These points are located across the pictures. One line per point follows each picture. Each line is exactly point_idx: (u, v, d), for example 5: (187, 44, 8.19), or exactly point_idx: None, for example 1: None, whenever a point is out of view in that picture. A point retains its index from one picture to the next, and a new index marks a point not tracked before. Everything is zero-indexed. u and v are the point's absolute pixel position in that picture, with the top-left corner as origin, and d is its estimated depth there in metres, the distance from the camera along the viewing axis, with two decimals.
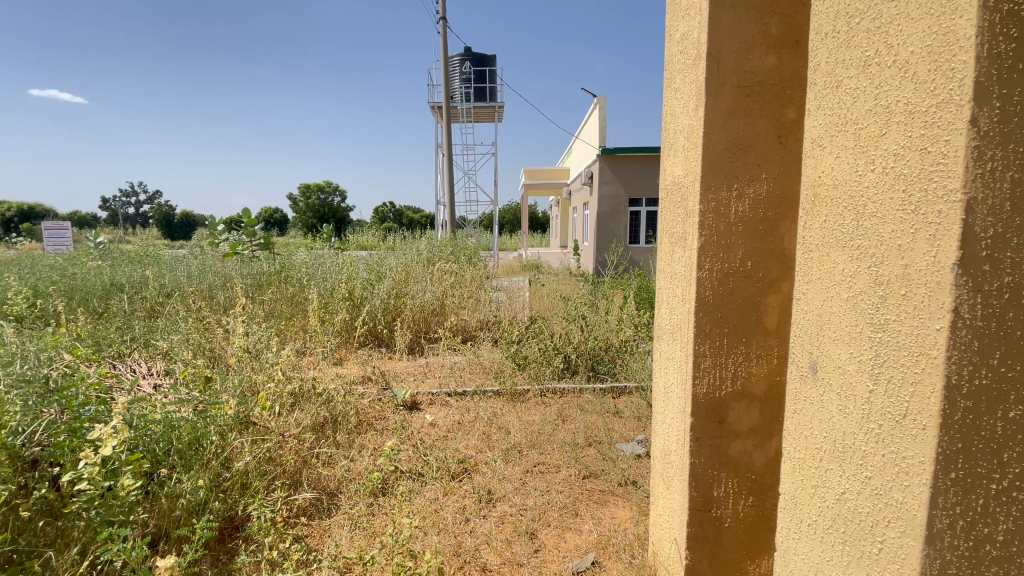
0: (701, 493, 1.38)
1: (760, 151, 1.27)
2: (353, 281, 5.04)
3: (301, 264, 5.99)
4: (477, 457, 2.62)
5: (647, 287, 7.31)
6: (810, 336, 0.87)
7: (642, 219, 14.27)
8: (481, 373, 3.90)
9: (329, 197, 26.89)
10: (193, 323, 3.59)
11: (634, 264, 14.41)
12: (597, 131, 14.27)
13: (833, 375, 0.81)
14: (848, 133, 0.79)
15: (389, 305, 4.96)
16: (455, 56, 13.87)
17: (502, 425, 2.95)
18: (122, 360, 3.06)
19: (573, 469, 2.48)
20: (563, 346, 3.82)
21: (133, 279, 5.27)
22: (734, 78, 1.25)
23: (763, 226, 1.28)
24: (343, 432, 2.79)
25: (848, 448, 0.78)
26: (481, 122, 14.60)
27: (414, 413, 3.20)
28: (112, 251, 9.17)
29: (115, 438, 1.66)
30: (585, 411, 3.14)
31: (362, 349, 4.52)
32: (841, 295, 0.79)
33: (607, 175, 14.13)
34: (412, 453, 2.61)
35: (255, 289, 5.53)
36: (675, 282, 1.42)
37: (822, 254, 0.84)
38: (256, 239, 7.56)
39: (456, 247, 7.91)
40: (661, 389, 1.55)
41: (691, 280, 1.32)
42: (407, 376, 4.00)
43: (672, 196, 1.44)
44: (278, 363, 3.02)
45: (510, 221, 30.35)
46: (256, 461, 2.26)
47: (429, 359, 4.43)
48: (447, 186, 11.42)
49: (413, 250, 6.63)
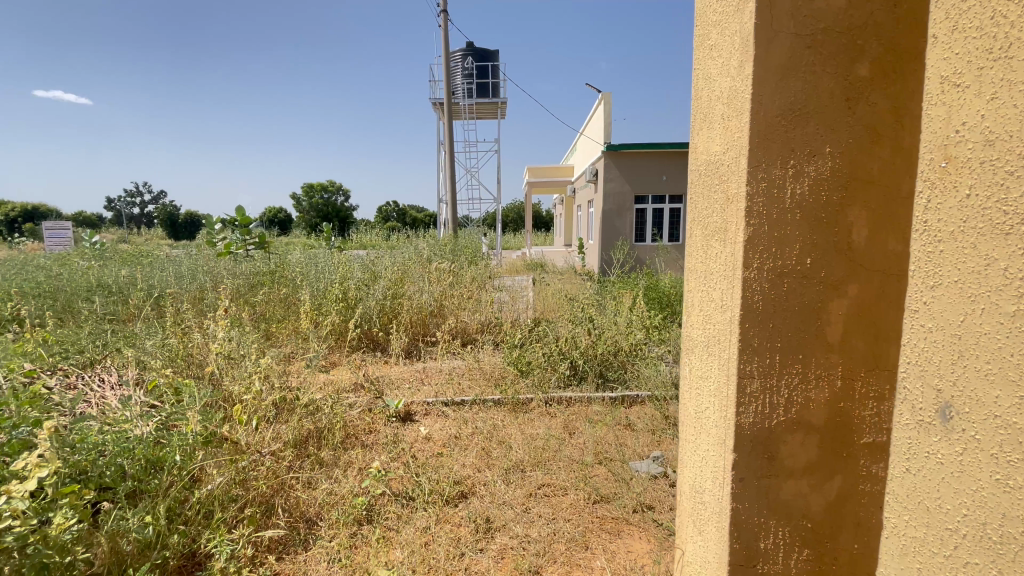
0: (744, 546, 1.11)
1: (824, 118, 0.99)
2: (347, 281, 4.80)
3: (297, 264, 5.80)
4: (475, 477, 2.35)
5: (655, 287, 7.06)
6: (937, 366, 0.60)
7: (648, 215, 14.16)
8: (482, 380, 3.63)
9: (332, 196, 26.73)
10: (172, 327, 3.35)
11: (640, 264, 14.13)
12: (602, 127, 14.00)
13: (983, 428, 0.54)
14: (1013, 59, 0.51)
15: (384, 305, 4.68)
16: (456, 52, 13.64)
17: (503, 440, 2.69)
18: (89, 368, 2.82)
19: (582, 492, 2.22)
20: (569, 351, 3.55)
21: (117, 280, 5.04)
22: (791, 24, 0.98)
23: (825, 214, 1.01)
24: (328, 448, 2.54)
25: (1014, 540, 0.51)
26: (484, 119, 14.35)
27: (407, 425, 2.94)
28: (106, 250, 8.98)
29: (44, 469, 1.43)
30: (594, 423, 2.87)
31: (355, 354, 4.26)
32: (1000, 307, 0.52)
33: (612, 172, 13.86)
34: (402, 473, 2.36)
35: (246, 290, 5.32)
36: (711, 285, 1.15)
37: (960, 247, 0.57)
38: (250, 238, 7.34)
39: (457, 246, 7.66)
40: (691, 414, 1.28)
41: (733, 282, 1.05)
42: (403, 382, 3.75)
43: (707, 179, 1.17)
44: (259, 372, 2.78)
45: (513, 220, 30.10)
46: (225, 486, 2.02)
47: (426, 365, 4.17)
48: (448, 184, 11.17)
49: (413, 250, 6.37)
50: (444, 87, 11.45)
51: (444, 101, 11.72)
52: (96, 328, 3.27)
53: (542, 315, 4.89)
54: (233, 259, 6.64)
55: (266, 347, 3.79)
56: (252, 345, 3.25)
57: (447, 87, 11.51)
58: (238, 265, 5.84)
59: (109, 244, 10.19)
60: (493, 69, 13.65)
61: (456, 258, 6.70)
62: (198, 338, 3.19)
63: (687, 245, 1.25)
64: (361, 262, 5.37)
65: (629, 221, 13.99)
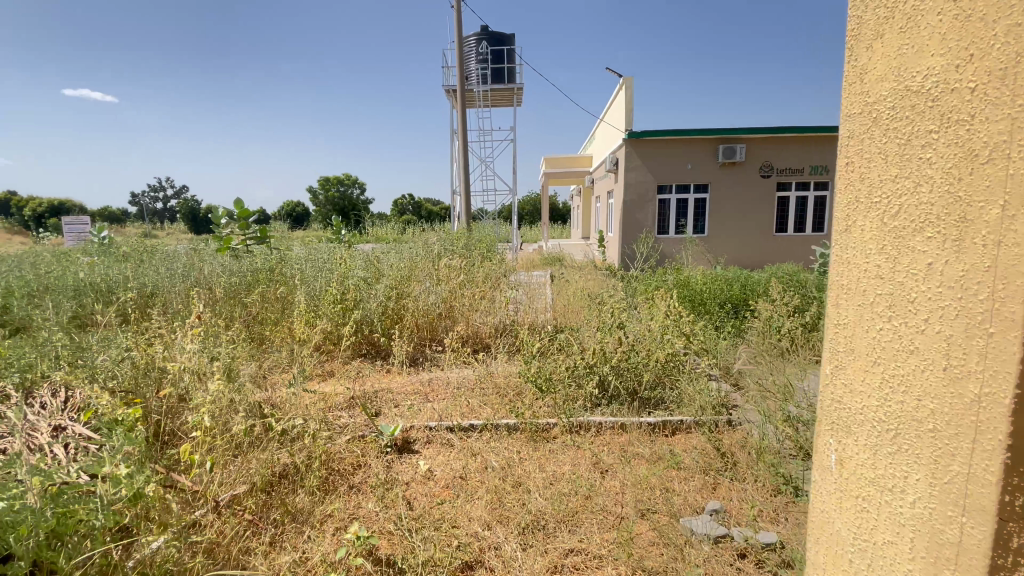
0: None
1: None
2: (347, 280, 4.34)
3: (296, 261, 5.34)
4: (484, 538, 1.85)
5: (686, 286, 6.49)
6: None
7: (671, 206, 13.50)
8: (495, 397, 3.13)
9: (348, 190, 26.56)
10: (138, 336, 2.91)
11: (667, 258, 13.47)
12: (624, 114, 13.32)
13: None
14: None
15: (386, 306, 4.17)
16: (471, 37, 13.07)
17: (520, 483, 2.18)
18: (29, 387, 2.38)
19: (624, 567, 1.70)
20: (597, 364, 3.01)
21: (109, 277, 4.72)
22: None
23: None
24: (304, 493, 2.06)
25: None
26: (500, 106, 13.78)
27: (404, 457, 2.45)
28: (111, 246, 8.71)
29: None
30: (631, 460, 2.34)
31: (354, 363, 3.81)
32: None
33: (635, 161, 13.20)
34: (392, 534, 1.87)
35: (241, 289, 4.91)
36: (913, 326, 0.65)
37: None
38: (250, 231, 6.90)
39: (471, 241, 7.16)
40: (849, 538, 0.78)
41: (997, 330, 0.55)
42: (404, 398, 3.26)
43: (913, 120, 0.67)
44: (220, 399, 2.32)
45: (530, 214, 29.55)
46: (162, 556, 1.54)
47: (433, 375, 3.68)
48: (462, 175, 10.65)
49: (423, 245, 5.90)
50: (457, 72, 10.91)
51: (458, 87, 11.16)
52: (55, 334, 2.85)
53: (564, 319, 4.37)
54: (232, 255, 6.24)
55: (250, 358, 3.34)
56: (226, 357, 2.79)
57: (460, 72, 10.95)
58: (234, 262, 5.40)
59: (118, 240, 9.97)
60: (509, 54, 13.05)
61: (470, 254, 6.17)
62: (163, 349, 2.74)
63: (857, 245, 0.75)
64: (364, 259, 4.91)
65: (650, 212, 13.34)
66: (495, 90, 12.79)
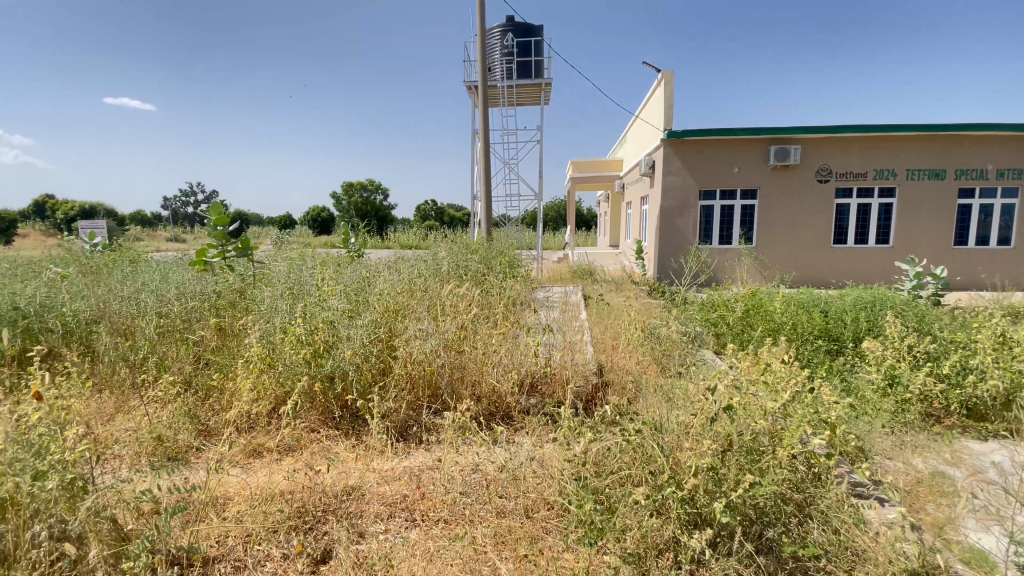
0: None
1: None
2: (314, 310, 3.20)
3: (268, 282, 4.25)
4: None
5: (755, 321, 5.27)
6: None
7: (715, 214, 12.12)
8: (520, 529, 1.93)
9: (371, 195, 26.01)
10: None
11: (721, 280, 12.08)
12: (663, 111, 11.94)
13: None
14: None
15: (365, 355, 2.96)
16: (495, 27, 11.91)
17: None
18: None
19: None
20: (702, 494, 1.75)
21: (44, 308, 3.91)
22: None
23: None
24: None
25: None
26: (526, 104, 12.64)
27: None
28: (98, 255, 7.93)
29: None
30: None
31: (321, 449, 2.71)
32: None
33: (674, 164, 11.92)
34: None
35: (196, 319, 3.88)
36: None
37: None
38: (230, 241, 5.48)
39: (490, 253, 6.01)
40: None
41: None
42: (378, 515, 2.11)
43: None
44: None
45: (553, 221, 28.55)
46: None
47: (428, 464, 2.51)
48: (483, 179, 9.54)
49: (429, 262, 4.78)
50: (478, 65, 9.75)
51: (479, 80, 9.99)
52: None
53: (617, 383, 3.21)
54: (205, 270, 5.22)
55: (101, 476, 2.11)
56: (59, 472, 1.66)
57: (481, 65, 9.78)
58: (192, 284, 4.29)
59: (111, 249, 9.15)
60: (537, 45, 11.87)
61: (488, 274, 4.99)
62: None
63: None
64: (348, 281, 3.80)
65: (691, 220, 12.03)
66: (521, 86, 11.62)
